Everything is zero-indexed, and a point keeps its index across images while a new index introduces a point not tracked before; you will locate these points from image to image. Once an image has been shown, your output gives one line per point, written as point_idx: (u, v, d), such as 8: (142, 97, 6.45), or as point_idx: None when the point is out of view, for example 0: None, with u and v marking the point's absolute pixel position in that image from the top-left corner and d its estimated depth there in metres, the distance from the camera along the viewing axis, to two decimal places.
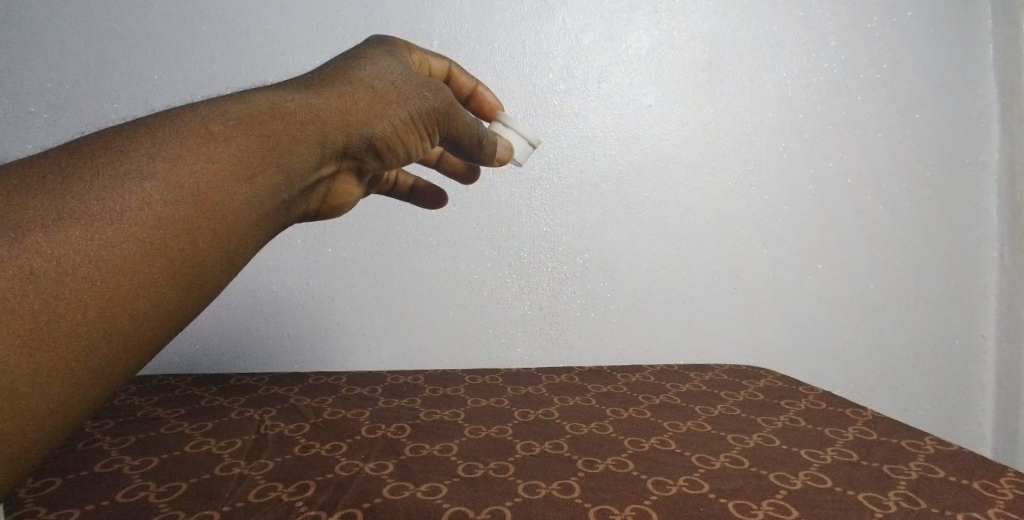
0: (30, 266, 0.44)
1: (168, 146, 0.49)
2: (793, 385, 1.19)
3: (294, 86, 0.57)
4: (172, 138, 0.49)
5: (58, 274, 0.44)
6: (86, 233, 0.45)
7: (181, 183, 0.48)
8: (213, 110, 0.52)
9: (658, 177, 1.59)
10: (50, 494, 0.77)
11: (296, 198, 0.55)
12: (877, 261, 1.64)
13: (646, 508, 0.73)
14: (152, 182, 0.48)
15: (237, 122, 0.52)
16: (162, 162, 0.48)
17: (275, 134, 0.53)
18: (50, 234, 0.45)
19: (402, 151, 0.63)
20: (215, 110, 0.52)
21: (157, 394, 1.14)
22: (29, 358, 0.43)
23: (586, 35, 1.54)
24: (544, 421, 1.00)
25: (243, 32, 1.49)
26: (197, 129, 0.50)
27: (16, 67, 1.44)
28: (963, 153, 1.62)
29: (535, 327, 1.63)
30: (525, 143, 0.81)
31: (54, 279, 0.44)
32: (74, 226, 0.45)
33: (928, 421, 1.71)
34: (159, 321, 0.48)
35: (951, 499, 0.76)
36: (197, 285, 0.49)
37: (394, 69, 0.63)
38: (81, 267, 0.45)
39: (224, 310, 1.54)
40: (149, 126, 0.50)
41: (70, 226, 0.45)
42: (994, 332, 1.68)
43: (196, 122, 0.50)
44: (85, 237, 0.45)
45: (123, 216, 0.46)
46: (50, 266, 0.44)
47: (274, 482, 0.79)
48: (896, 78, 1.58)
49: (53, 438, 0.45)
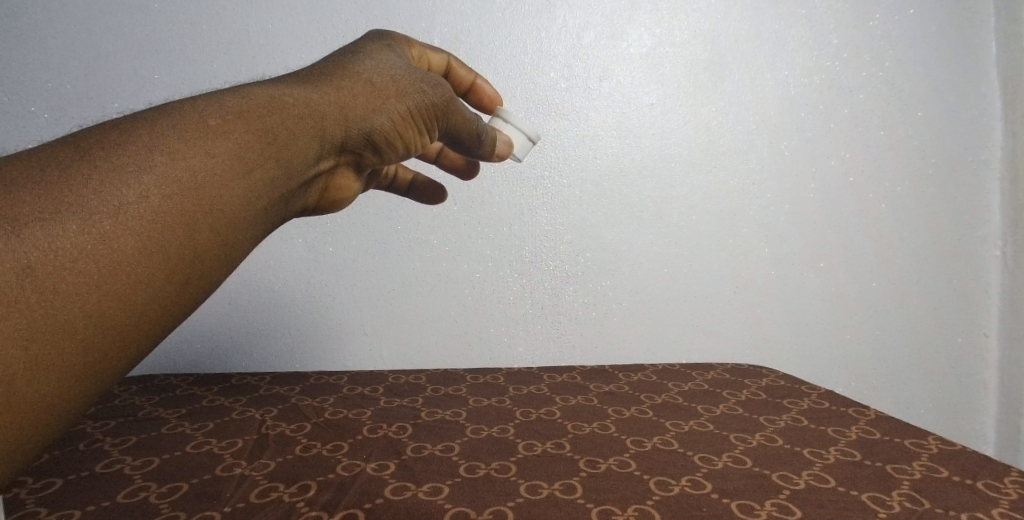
0: (26, 261, 0.42)
1: (166, 139, 0.47)
2: (795, 385, 1.19)
3: (292, 80, 0.56)
4: (170, 131, 0.48)
5: (55, 269, 0.43)
6: (84, 226, 0.44)
7: (180, 176, 0.47)
8: (211, 103, 0.51)
9: (658, 176, 1.59)
10: (50, 495, 0.76)
11: (294, 192, 0.54)
12: (880, 259, 1.63)
13: (649, 509, 0.73)
14: (150, 175, 0.46)
15: (236, 115, 0.50)
16: (160, 155, 0.47)
17: (274, 127, 0.52)
18: (47, 228, 0.43)
19: (400, 145, 0.63)
20: (213, 104, 0.51)
21: (157, 394, 1.14)
22: (23, 354, 0.41)
23: (587, 34, 1.53)
24: (546, 421, 1.00)
25: (243, 30, 1.48)
26: (195, 122, 0.49)
27: (16, 65, 1.44)
28: (965, 151, 1.61)
29: (536, 326, 1.62)
30: (525, 138, 0.80)
31: (51, 274, 0.42)
32: (71, 220, 0.43)
33: (931, 419, 1.70)
34: (157, 317, 0.46)
35: (956, 499, 0.75)
36: (195, 280, 0.48)
37: (394, 64, 0.62)
38: (79, 261, 0.43)
39: (225, 309, 1.54)
40: (148, 119, 0.48)
41: (67, 219, 0.43)
42: (996, 330, 1.68)
43: (194, 115, 0.49)
44: (82, 230, 0.43)
45: (122, 209, 0.45)
46: (47, 259, 0.42)
47: (276, 482, 0.79)
48: (897, 76, 1.58)
49: (49, 437, 0.44)
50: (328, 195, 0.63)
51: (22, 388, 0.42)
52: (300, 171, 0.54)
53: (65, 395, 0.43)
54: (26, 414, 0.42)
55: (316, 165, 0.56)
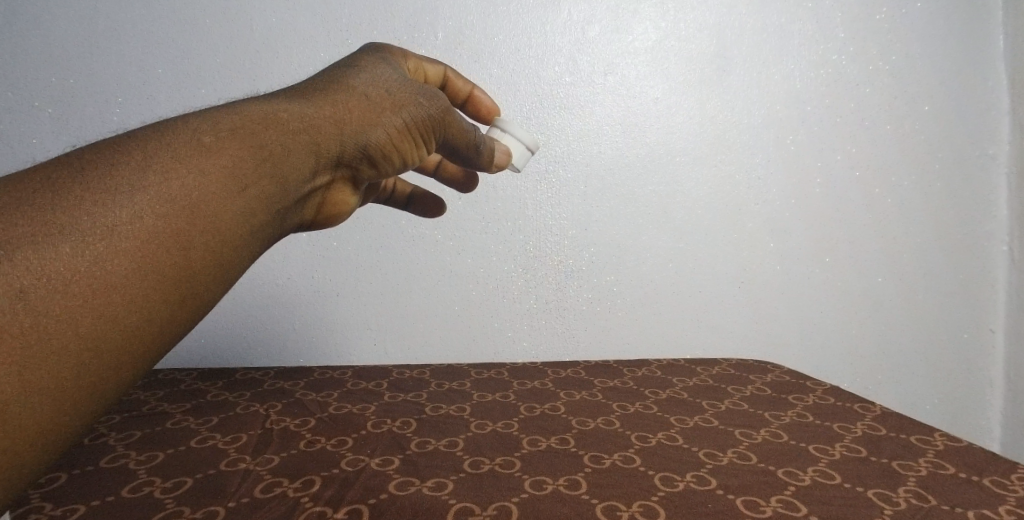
0: (19, 285, 0.41)
1: (159, 159, 0.46)
2: (800, 380, 1.18)
3: (287, 95, 0.55)
4: (163, 151, 0.47)
5: (49, 292, 0.41)
6: (78, 249, 0.42)
7: (174, 195, 0.46)
8: (205, 120, 0.49)
9: (664, 170, 1.58)
10: (55, 492, 0.76)
11: (292, 209, 0.53)
12: (885, 252, 1.62)
13: (654, 505, 0.73)
14: (145, 195, 0.45)
15: (230, 133, 0.49)
16: (154, 175, 0.46)
17: (269, 144, 0.50)
18: (42, 251, 0.42)
19: (398, 158, 0.61)
20: (206, 121, 0.49)
21: (161, 389, 1.14)
22: (18, 379, 0.40)
23: (592, 27, 1.52)
24: (552, 416, 1.00)
25: (248, 25, 1.47)
26: (190, 141, 0.48)
27: (22, 60, 1.43)
28: (974, 145, 1.60)
29: (541, 320, 1.62)
30: (524, 147, 0.79)
31: (45, 297, 0.41)
32: (64, 242, 0.42)
33: (935, 415, 1.70)
34: (156, 337, 0.45)
35: (963, 496, 0.75)
36: (192, 299, 0.46)
37: (390, 76, 0.61)
38: (74, 284, 0.42)
39: (229, 305, 1.54)
40: (144, 138, 0.47)
41: (60, 242, 0.42)
42: (1002, 325, 1.68)
43: (189, 134, 0.48)
44: (76, 253, 0.42)
45: (114, 230, 0.44)
46: (42, 284, 0.41)
47: (280, 477, 0.79)
48: (906, 69, 1.57)
49: (44, 463, 0.42)
50: (325, 210, 0.61)
51: (19, 412, 0.40)
52: (296, 187, 0.53)
53: (60, 419, 0.42)
54: (30, 434, 0.41)
55: (313, 181, 0.55)
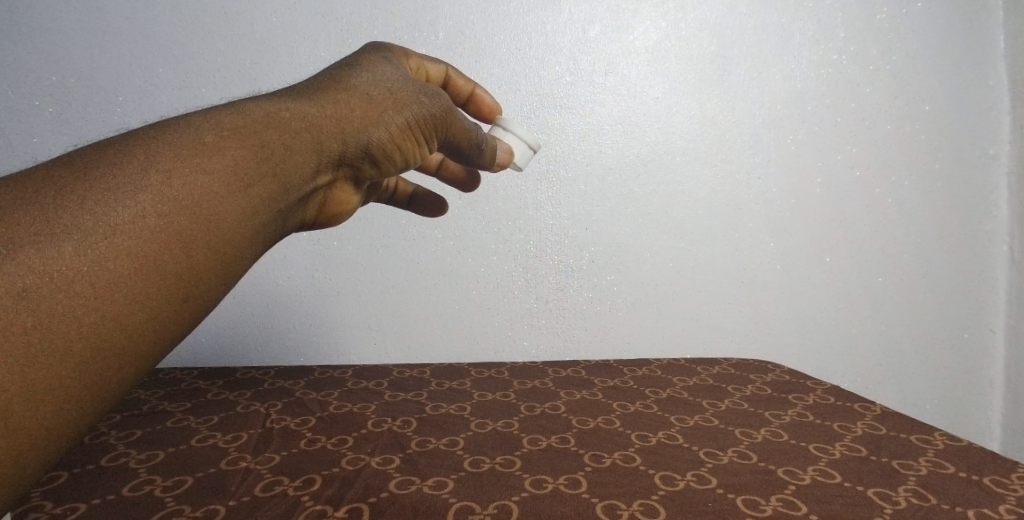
0: (21, 284, 0.41)
1: (161, 159, 0.46)
2: (800, 380, 1.18)
3: (288, 95, 0.55)
4: (165, 150, 0.47)
5: (51, 292, 0.41)
6: (80, 248, 0.42)
7: (176, 194, 0.46)
8: (206, 119, 0.49)
9: (664, 169, 1.58)
10: (56, 490, 0.76)
11: (293, 208, 0.53)
12: (884, 251, 1.62)
13: (654, 503, 0.73)
14: (146, 194, 0.45)
15: (232, 132, 0.49)
16: (156, 174, 0.46)
17: (270, 143, 0.50)
18: (44, 250, 0.42)
19: (399, 158, 0.61)
20: (207, 121, 0.49)
21: (162, 388, 1.14)
22: (20, 379, 0.40)
23: (593, 27, 1.52)
24: (552, 415, 1.00)
25: (249, 24, 1.48)
26: (191, 141, 0.48)
27: (24, 59, 1.43)
28: (974, 145, 1.60)
29: (541, 320, 1.62)
30: (525, 147, 0.79)
31: (47, 296, 0.41)
32: (66, 241, 0.42)
33: (935, 414, 1.70)
34: (158, 336, 0.45)
35: (963, 495, 0.75)
36: (193, 298, 0.46)
37: (391, 75, 0.61)
38: (76, 282, 0.42)
39: (229, 304, 1.54)
40: (146, 137, 0.47)
41: (62, 241, 0.42)
42: (1003, 325, 1.67)
43: (190, 134, 0.48)
44: (78, 252, 0.42)
45: (116, 229, 0.44)
46: (44, 283, 0.41)
47: (280, 476, 0.79)
48: (907, 69, 1.57)
49: (46, 462, 0.42)
50: (327, 210, 0.61)
51: (21, 412, 0.40)
52: (297, 186, 0.53)
53: (62, 419, 0.42)
54: (32, 433, 0.41)
55: (315, 180, 0.55)
